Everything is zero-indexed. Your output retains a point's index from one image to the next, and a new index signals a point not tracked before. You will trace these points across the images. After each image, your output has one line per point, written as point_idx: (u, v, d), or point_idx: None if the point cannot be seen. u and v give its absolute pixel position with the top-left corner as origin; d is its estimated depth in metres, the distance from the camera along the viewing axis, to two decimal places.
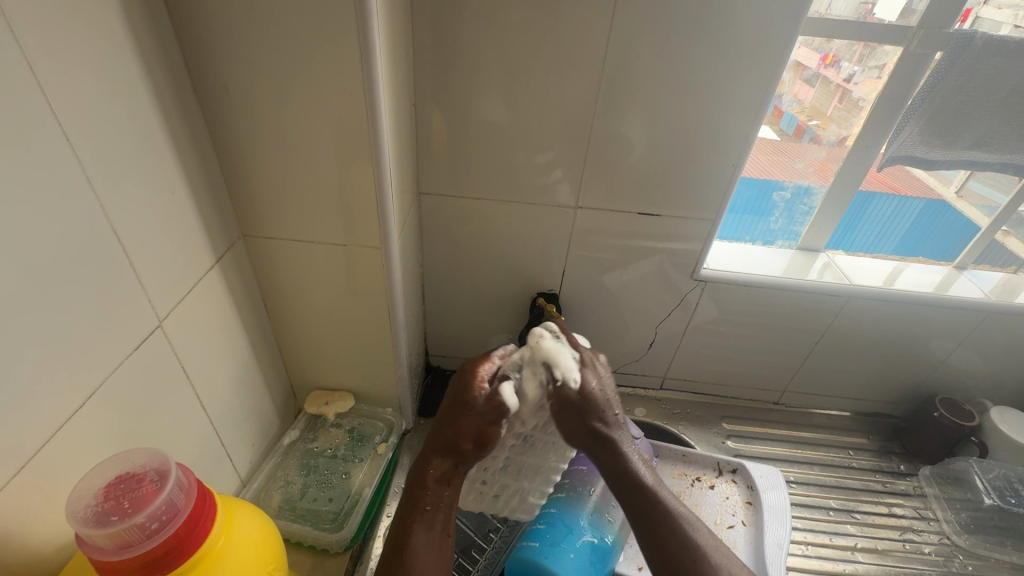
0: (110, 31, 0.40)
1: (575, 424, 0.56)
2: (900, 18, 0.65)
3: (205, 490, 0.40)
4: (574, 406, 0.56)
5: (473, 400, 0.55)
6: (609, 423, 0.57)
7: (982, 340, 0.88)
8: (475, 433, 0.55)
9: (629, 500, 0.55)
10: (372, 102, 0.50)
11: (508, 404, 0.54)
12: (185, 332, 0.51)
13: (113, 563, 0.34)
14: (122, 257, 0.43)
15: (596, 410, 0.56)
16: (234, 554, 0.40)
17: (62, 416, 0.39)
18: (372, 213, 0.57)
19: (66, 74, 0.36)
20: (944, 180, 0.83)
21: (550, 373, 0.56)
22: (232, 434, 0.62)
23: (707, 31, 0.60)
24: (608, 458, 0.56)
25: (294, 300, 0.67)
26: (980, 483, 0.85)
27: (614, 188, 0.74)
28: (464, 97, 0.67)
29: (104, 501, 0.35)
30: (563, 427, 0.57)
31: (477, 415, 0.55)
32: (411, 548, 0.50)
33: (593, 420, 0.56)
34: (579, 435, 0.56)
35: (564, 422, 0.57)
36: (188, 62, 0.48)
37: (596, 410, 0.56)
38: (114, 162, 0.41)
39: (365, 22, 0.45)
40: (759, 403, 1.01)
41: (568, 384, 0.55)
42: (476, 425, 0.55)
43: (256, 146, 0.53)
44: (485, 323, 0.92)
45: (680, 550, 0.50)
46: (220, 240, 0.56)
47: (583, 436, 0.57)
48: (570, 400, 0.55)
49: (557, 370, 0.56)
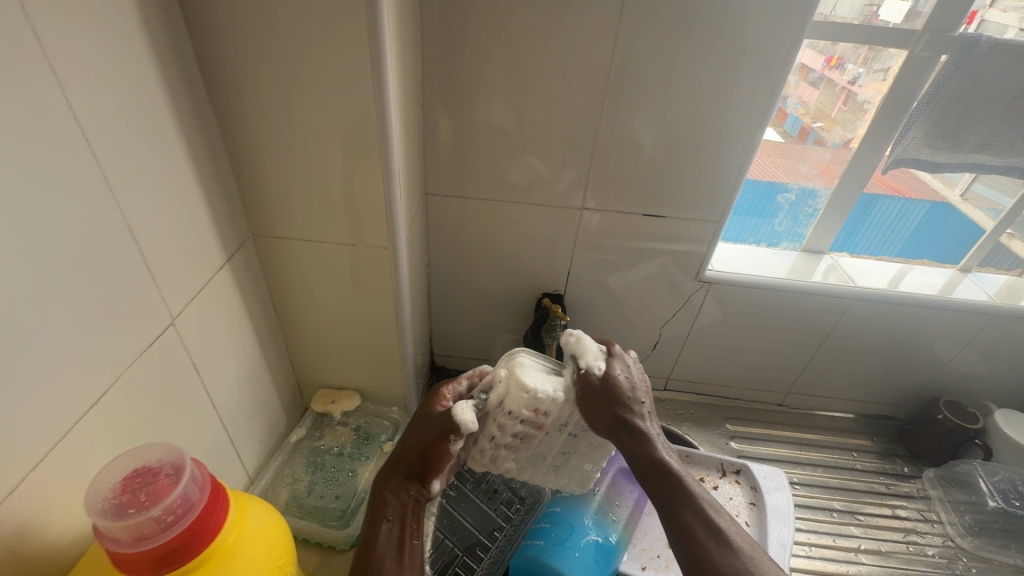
0: (127, 32, 0.40)
1: (603, 412, 0.56)
2: (904, 20, 0.66)
3: (218, 485, 0.40)
4: (598, 394, 0.56)
5: (429, 415, 0.56)
6: (637, 412, 0.57)
7: (987, 343, 0.88)
8: (422, 449, 0.56)
9: (653, 487, 0.56)
10: (381, 103, 0.50)
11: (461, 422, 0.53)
12: (195, 330, 0.52)
13: (129, 555, 0.34)
14: (136, 256, 0.44)
15: (627, 401, 0.56)
16: (246, 549, 0.40)
17: (78, 411, 0.40)
18: (381, 213, 0.58)
19: (84, 75, 0.37)
20: (949, 182, 0.84)
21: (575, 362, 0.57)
22: (240, 431, 0.63)
23: (713, 34, 0.61)
24: (634, 445, 0.57)
25: (302, 299, 0.67)
26: (984, 486, 0.86)
27: (620, 189, 0.74)
28: (471, 98, 0.68)
29: (122, 493, 0.36)
30: (587, 416, 0.57)
31: (425, 432, 0.56)
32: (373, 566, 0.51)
33: (617, 408, 0.56)
34: (606, 423, 0.57)
35: (588, 410, 0.56)
36: (202, 63, 0.49)
37: (625, 404, 0.56)
38: (129, 162, 0.42)
39: (376, 24, 0.46)
40: (763, 405, 1.01)
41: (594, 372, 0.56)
42: (423, 441, 0.56)
43: (267, 146, 0.54)
44: (490, 324, 0.92)
45: (702, 533, 0.51)
46: (230, 240, 0.57)
47: (607, 422, 0.57)
48: (596, 388, 0.56)
49: (582, 360, 0.56)
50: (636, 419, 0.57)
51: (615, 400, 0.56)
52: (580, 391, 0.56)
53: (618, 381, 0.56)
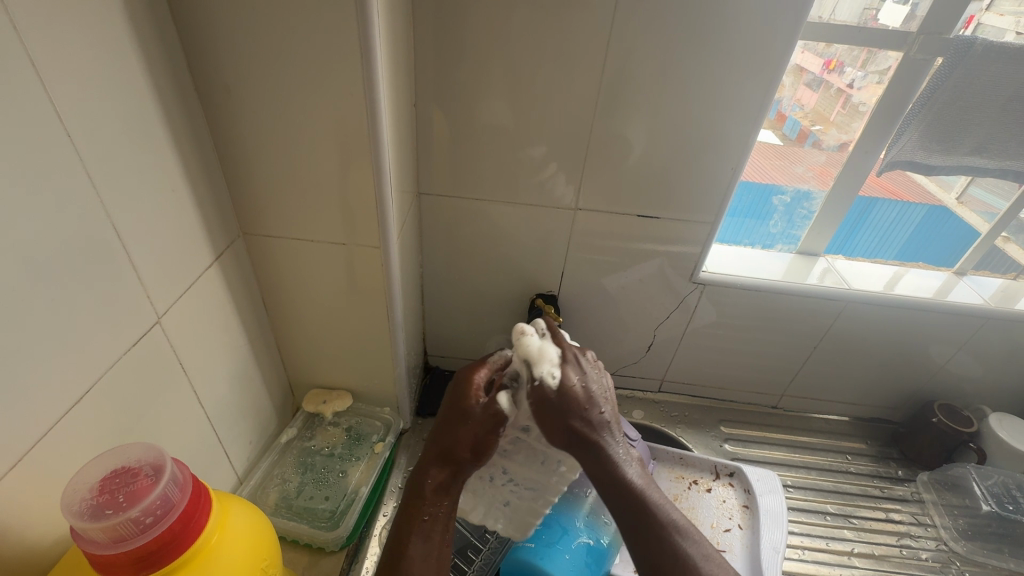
0: (113, 29, 0.40)
1: (557, 426, 0.54)
2: (901, 24, 0.66)
3: (200, 485, 0.40)
4: (552, 405, 0.54)
5: (471, 412, 0.55)
6: (594, 422, 0.54)
7: (982, 346, 0.88)
8: (473, 441, 0.55)
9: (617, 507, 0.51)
10: (372, 102, 0.50)
11: (504, 409, 0.56)
12: (183, 330, 0.52)
13: (105, 557, 0.34)
14: (122, 254, 0.43)
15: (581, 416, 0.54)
16: (228, 551, 0.40)
17: (61, 410, 0.39)
18: (372, 212, 0.57)
19: (68, 71, 0.37)
20: (944, 186, 0.84)
21: (531, 370, 0.56)
22: (229, 431, 0.62)
23: (707, 36, 0.61)
24: (592, 461, 0.53)
25: (292, 299, 0.67)
26: (978, 490, 0.85)
27: (614, 190, 0.74)
28: (465, 98, 0.68)
29: (99, 494, 0.36)
30: (544, 426, 0.55)
31: (473, 425, 0.55)
32: (409, 557, 0.49)
33: (572, 421, 0.54)
34: (562, 436, 0.54)
35: (542, 422, 0.55)
36: (190, 60, 0.49)
37: (580, 429, 0.53)
38: (114, 160, 0.41)
39: (366, 22, 0.45)
40: (758, 407, 1.01)
41: (546, 382, 0.54)
42: (475, 433, 0.55)
43: (257, 144, 0.53)
44: (484, 324, 0.92)
45: (668, 564, 0.46)
46: (220, 239, 0.57)
47: (563, 435, 0.54)
48: (549, 399, 0.54)
49: (538, 368, 0.55)
50: (594, 432, 0.53)
51: (570, 418, 0.54)
52: (535, 401, 0.55)
53: (561, 393, 0.54)
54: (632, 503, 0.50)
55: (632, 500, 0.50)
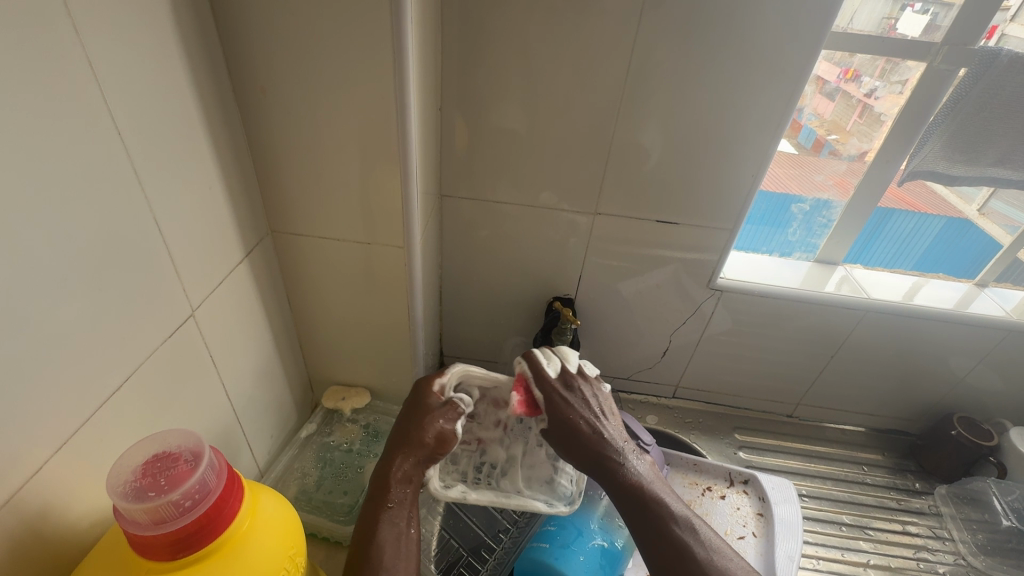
0: (160, 32, 0.42)
1: (568, 444, 0.60)
2: (923, 33, 0.66)
3: (235, 473, 0.41)
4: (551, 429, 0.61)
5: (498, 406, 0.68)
6: (586, 447, 0.59)
7: (1003, 359, 0.87)
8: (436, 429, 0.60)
9: (629, 511, 0.56)
10: (402, 105, 0.51)
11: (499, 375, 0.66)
12: (213, 323, 0.53)
13: (146, 537, 0.35)
14: (162, 249, 0.45)
15: (575, 441, 0.59)
16: (259, 537, 0.41)
17: (101, 396, 0.41)
18: (396, 211, 0.58)
19: (119, 71, 0.38)
20: (966, 198, 0.84)
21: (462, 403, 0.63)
22: (253, 424, 0.64)
23: (730, 44, 0.61)
24: (605, 475, 0.58)
25: (316, 297, 0.68)
26: (998, 505, 0.84)
27: (633, 196, 0.75)
28: (489, 103, 0.69)
29: (142, 477, 0.37)
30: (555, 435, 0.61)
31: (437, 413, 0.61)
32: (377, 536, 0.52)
33: (575, 443, 0.59)
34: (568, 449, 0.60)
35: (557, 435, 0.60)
36: (229, 63, 0.50)
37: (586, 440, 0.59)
38: (158, 157, 0.43)
39: (399, 28, 0.47)
40: (772, 416, 1.00)
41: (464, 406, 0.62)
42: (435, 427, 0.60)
43: (287, 144, 0.55)
44: (500, 326, 0.93)
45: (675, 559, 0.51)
46: (250, 236, 0.58)
47: (575, 453, 0.60)
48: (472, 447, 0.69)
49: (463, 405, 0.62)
50: (602, 450, 0.59)
51: (578, 436, 0.59)
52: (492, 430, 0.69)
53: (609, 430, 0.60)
54: (644, 506, 0.55)
55: (632, 510, 0.56)
